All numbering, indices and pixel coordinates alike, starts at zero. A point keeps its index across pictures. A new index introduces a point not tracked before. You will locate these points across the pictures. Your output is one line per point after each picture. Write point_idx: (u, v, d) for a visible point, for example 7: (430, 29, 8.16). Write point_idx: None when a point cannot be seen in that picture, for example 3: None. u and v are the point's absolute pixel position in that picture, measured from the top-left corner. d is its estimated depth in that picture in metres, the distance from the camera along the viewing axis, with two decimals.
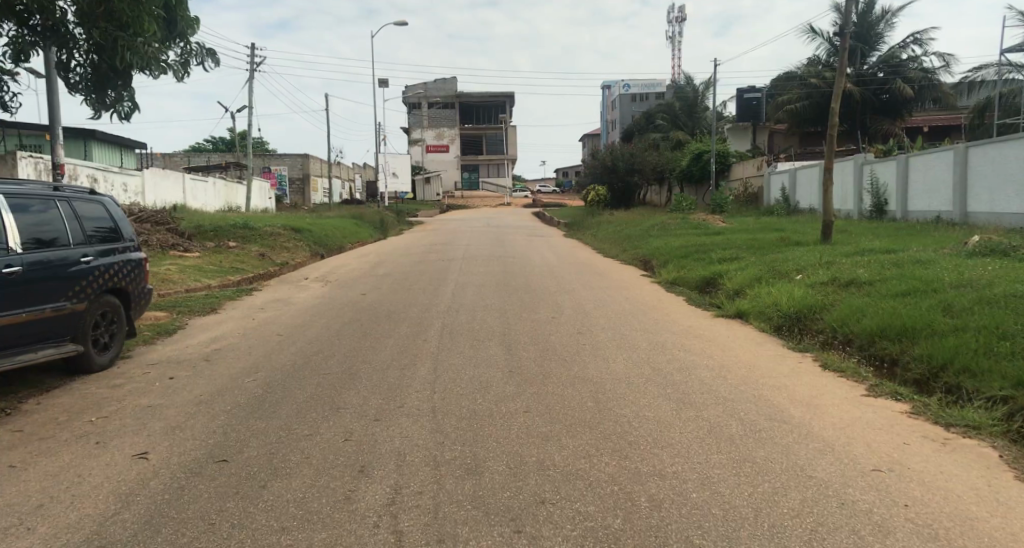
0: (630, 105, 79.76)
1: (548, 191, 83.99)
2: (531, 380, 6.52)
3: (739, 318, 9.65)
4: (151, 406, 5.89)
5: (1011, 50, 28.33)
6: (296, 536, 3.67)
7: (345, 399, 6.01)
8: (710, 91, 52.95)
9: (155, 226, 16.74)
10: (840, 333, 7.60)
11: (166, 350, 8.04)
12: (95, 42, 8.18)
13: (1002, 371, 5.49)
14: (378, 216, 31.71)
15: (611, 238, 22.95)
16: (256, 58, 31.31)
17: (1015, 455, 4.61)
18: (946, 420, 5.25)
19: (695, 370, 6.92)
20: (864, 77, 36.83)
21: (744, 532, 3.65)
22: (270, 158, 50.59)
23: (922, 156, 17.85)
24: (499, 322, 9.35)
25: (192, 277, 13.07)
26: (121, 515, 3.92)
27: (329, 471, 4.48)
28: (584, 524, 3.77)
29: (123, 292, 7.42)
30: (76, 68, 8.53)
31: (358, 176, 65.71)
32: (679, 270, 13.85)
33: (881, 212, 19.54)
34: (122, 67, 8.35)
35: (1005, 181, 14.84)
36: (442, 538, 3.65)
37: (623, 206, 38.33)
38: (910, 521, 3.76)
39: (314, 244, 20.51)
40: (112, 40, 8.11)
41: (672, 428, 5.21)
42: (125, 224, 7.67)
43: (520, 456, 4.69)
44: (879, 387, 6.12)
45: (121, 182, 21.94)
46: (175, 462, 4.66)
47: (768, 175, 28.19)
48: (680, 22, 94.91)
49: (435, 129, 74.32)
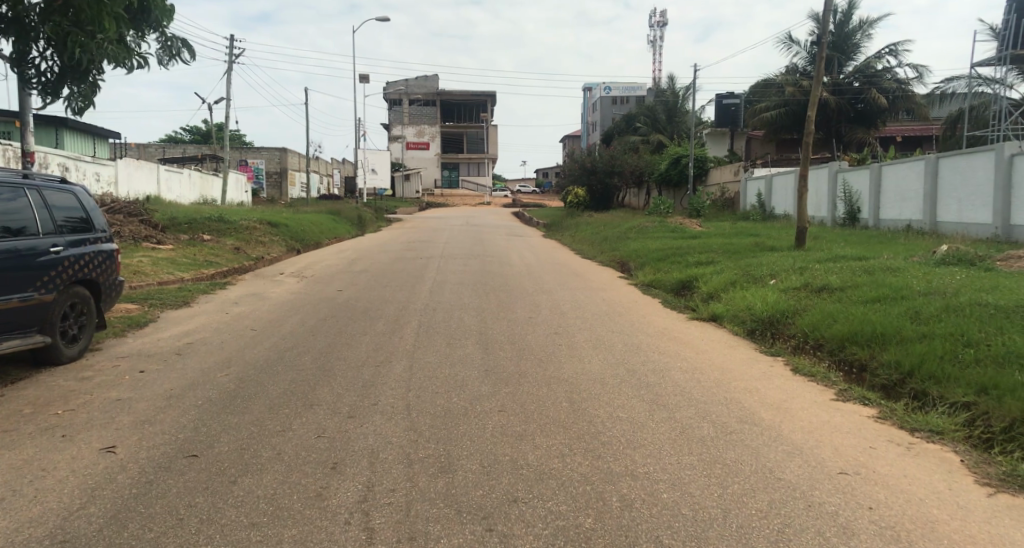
0: (610, 108, 80.39)
1: (528, 190, 84.44)
2: (506, 379, 6.52)
3: (712, 322, 9.74)
4: (121, 399, 5.83)
5: (982, 63, 28.83)
6: (266, 532, 3.65)
7: (320, 395, 5.97)
8: (689, 95, 53.26)
9: (128, 218, 16.54)
10: (811, 338, 7.71)
11: (138, 343, 7.92)
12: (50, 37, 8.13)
13: (964, 378, 5.62)
14: (356, 212, 31.53)
15: (589, 240, 23.00)
16: (236, 49, 31.04)
17: (976, 460, 4.72)
18: (911, 425, 5.36)
19: (669, 372, 6.99)
20: (841, 86, 37.27)
21: (712, 533, 3.70)
22: (247, 151, 50.01)
23: (894, 165, 18.17)
24: (476, 321, 9.33)
25: (164, 270, 12.92)
26: (86, 509, 3.87)
27: (301, 467, 4.45)
28: (556, 523, 3.80)
29: (93, 284, 7.29)
30: (38, 61, 8.54)
31: (336, 172, 65.31)
32: (656, 272, 14.02)
33: (853, 220, 19.93)
34: (77, 63, 8.29)
35: (972, 192, 15.17)
36: (413, 535, 3.66)
37: (602, 208, 38.55)
38: (873, 522, 3.85)
39: (291, 238, 20.38)
40: (65, 35, 8.06)
41: (645, 428, 5.27)
42: (97, 215, 7.54)
43: (495, 455, 4.70)
44: (849, 392, 6.22)
45: (94, 171, 21.54)
46: (143, 456, 4.60)
47: (744, 181, 28.48)
48: (660, 27, 95.35)
49: (415, 126, 74.12)
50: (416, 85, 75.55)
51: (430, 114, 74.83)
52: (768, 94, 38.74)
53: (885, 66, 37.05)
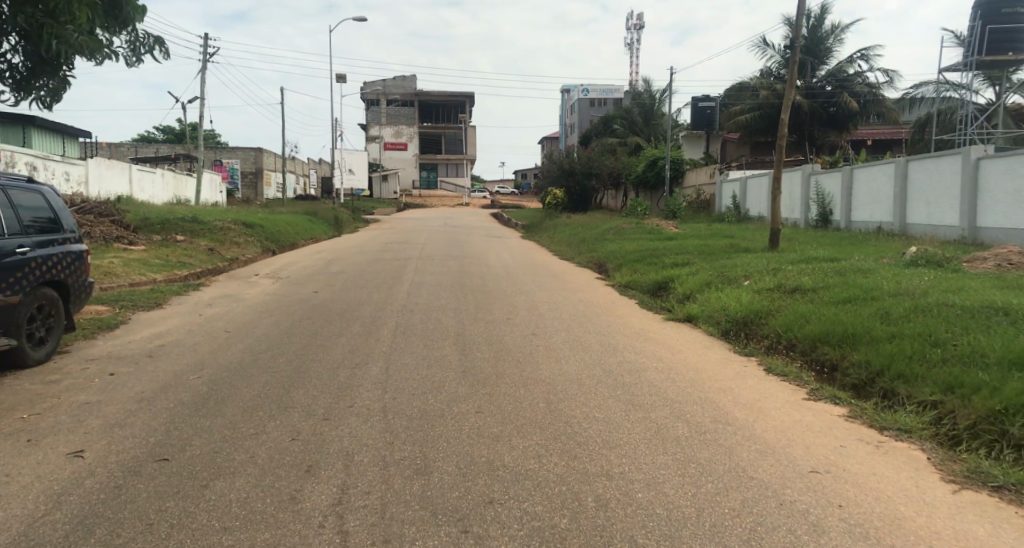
0: (587, 110, 80.77)
1: (506, 192, 84.47)
2: (483, 381, 6.53)
3: (688, 323, 9.83)
4: (90, 403, 5.72)
5: (950, 68, 29.41)
6: (239, 536, 3.62)
7: (294, 398, 5.92)
8: (666, 98, 53.67)
9: (99, 218, 16.27)
10: (784, 338, 7.81)
11: (108, 345, 7.80)
12: (22, 29, 7.97)
13: (931, 377, 5.73)
14: (333, 212, 31.31)
15: (567, 241, 23.07)
16: (210, 48, 30.72)
17: (942, 457, 4.81)
18: (880, 424, 5.45)
19: (644, 372, 7.04)
20: (813, 89, 37.80)
21: (685, 532, 3.73)
22: (221, 151, 49.44)
23: (865, 168, 18.48)
24: (452, 323, 9.31)
25: (136, 271, 12.73)
26: (51, 516, 3.80)
27: (275, 470, 4.41)
28: (531, 524, 3.80)
29: (61, 285, 7.17)
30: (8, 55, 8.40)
31: (313, 172, 64.80)
32: (633, 274, 14.11)
33: (826, 222, 20.23)
34: (49, 54, 8.15)
35: (940, 195, 15.48)
36: (388, 538, 3.65)
37: (581, 210, 38.57)
38: (842, 520, 3.91)
39: (266, 239, 20.19)
40: (38, 26, 7.90)
41: (621, 428, 5.31)
42: (66, 215, 7.43)
43: (471, 456, 4.70)
44: (820, 392, 6.31)
45: (63, 170, 21.17)
46: (112, 461, 4.53)
47: (720, 183, 28.78)
48: (637, 30, 96.01)
49: (393, 127, 73.78)
50: (394, 85, 75.23)
51: (408, 115, 74.56)
52: (743, 98, 39.16)
53: (857, 70, 37.64)
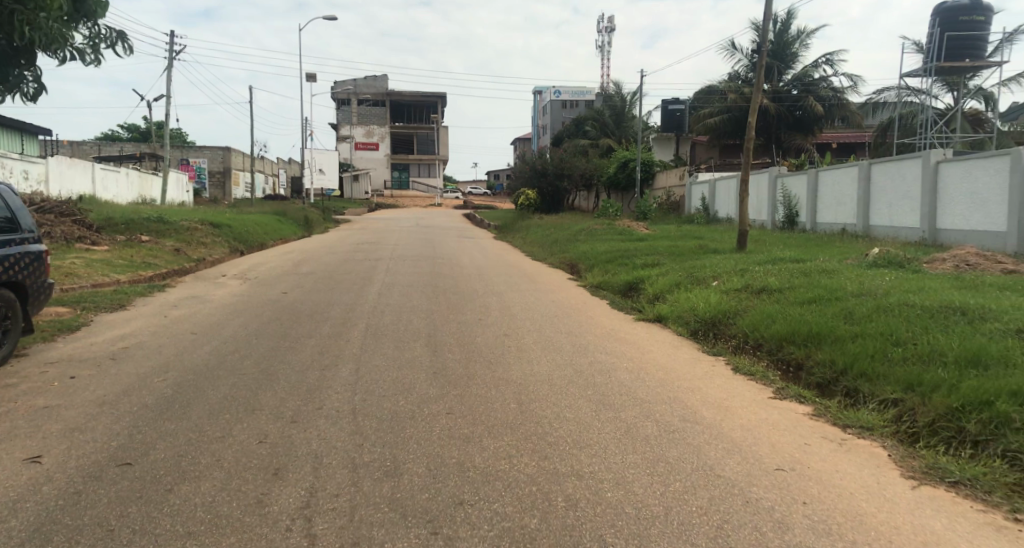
0: (559, 111, 81.06)
1: (479, 192, 84.37)
2: (453, 382, 6.51)
3: (658, 323, 9.92)
4: (49, 407, 5.59)
5: (911, 74, 30.13)
6: (203, 541, 3.57)
7: (262, 400, 5.85)
8: (636, 100, 54.08)
9: (59, 217, 15.90)
10: (751, 338, 7.92)
11: (68, 347, 7.61)
12: None
13: (892, 375, 5.86)
14: (303, 213, 31.00)
15: (539, 242, 23.13)
16: (176, 45, 30.24)
17: (902, 454, 4.93)
18: (844, 422, 5.55)
19: (615, 372, 7.08)
20: (780, 93, 38.42)
21: (654, 530, 3.77)
22: (188, 150, 48.62)
23: (830, 170, 18.83)
24: (423, 323, 9.28)
25: (98, 272, 12.47)
26: (7, 523, 3.70)
27: (241, 473, 4.36)
28: (500, 524, 3.80)
29: (18, 286, 6.98)
30: None
31: (282, 172, 64.05)
32: (604, 274, 14.20)
33: (792, 223, 20.57)
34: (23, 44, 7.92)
35: (901, 197, 15.84)
36: (357, 540, 3.62)
37: (554, 210, 38.56)
38: (806, 517, 3.98)
39: (234, 239, 19.92)
40: (10, 13, 7.61)
41: (591, 429, 5.33)
42: (24, 215, 7.24)
43: (441, 457, 4.69)
44: (785, 390, 6.41)
45: (21, 168, 20.65)
46: (71, 466, 4.42)
47: (689, 184, 29.13)
48: (608, 33, 96.65)
49: (364, 126, 73.25)
50: (365, 85, 74.71)
51: (379, 114, 74.08)
52: (712, 100, 39.64)
53: (822, 75, 38.34)
